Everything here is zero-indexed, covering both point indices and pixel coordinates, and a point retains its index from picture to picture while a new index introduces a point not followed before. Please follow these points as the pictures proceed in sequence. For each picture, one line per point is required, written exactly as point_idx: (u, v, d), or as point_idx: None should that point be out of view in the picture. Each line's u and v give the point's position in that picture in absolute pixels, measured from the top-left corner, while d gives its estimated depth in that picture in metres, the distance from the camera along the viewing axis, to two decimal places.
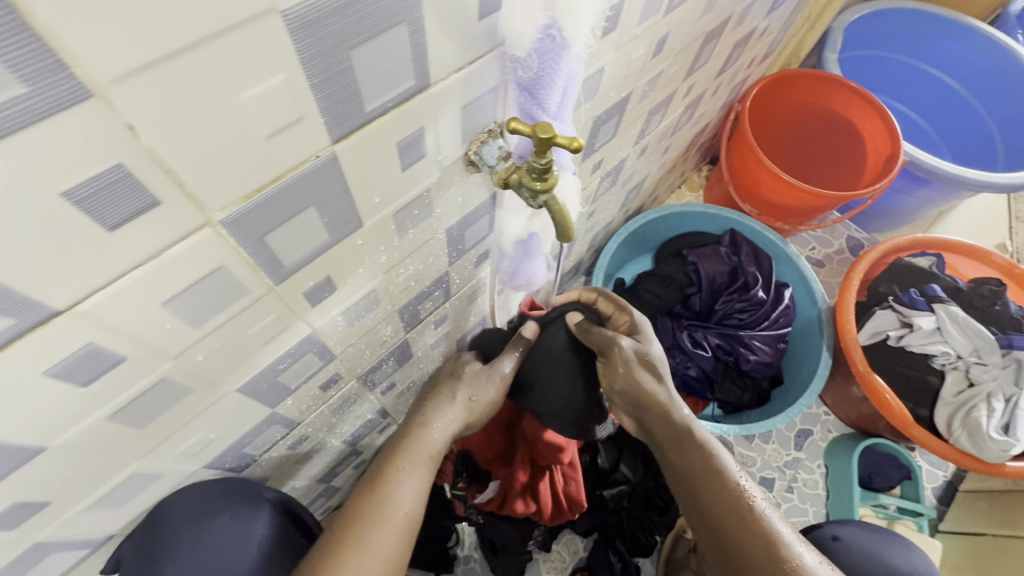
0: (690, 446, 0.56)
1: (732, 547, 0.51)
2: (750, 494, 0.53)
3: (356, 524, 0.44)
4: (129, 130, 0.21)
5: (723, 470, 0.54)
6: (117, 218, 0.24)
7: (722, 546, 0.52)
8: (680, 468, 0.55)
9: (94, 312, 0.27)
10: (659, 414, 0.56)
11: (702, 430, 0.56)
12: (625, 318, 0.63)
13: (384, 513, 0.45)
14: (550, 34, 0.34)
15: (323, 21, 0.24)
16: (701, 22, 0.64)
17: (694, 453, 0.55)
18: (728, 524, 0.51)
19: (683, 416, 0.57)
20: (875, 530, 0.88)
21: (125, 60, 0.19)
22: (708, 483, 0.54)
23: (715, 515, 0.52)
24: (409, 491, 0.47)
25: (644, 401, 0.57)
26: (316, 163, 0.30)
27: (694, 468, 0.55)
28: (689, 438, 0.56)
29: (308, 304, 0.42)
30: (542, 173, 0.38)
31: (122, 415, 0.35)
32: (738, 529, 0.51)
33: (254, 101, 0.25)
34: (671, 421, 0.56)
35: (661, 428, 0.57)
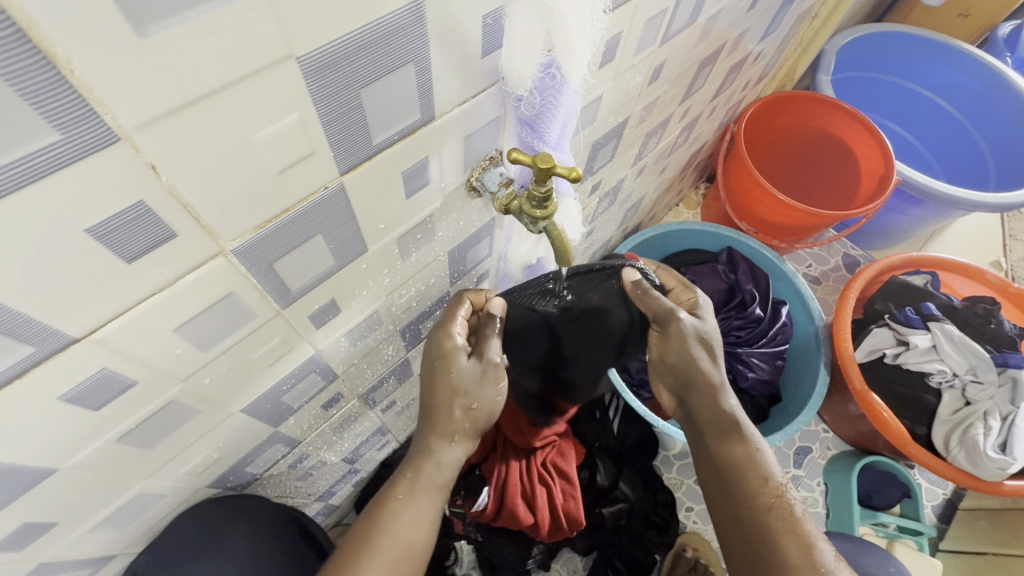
0: (732, 436, 0.53)
1: (759, 544, 0.48)
2: (787, 493, 0.51)
3: (354, 555, 0.44)
4: (152, 169, 0.23)
5: (764, 467, 0.51)
6: (134, 251, 0.25)
7: (747, 542, 0.49)
8: (717, 455, 0.53)
9: (109, 340, 0.28)
10: (707, 396, 0.55)
11: (748, 423, 0.54)
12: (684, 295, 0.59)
13: (383, 544, 0.44)
14: (550, 72, 0.36)
15: (336, 65, 0.26)
16: (697, 49, 0.66)
17: (732, 445, 0.53)
18: (758, 520, 0.49)
19: (731, 405, 0.55)
20: (849, 540, 0.89)
21: (150, 107, 0.21)
22: (744, 476, 0.51)
23: (748, 508, 0.50)
24: (416, 513, 0.46)
25: (694, 381, 0.55)
26: (325, 194, 0.32)
27: (732, 458, 0.52)
28: (735, 429, 0.53)
29: (314, 326, 0.43)
30: (542, 202, 0.40)
31: (129, 437, 0.35)
32: (769, 526, 0.48)
33: (268, 139, 0.26)
34: (715, 408, 0.54)
35: (704, 413, 0.55)
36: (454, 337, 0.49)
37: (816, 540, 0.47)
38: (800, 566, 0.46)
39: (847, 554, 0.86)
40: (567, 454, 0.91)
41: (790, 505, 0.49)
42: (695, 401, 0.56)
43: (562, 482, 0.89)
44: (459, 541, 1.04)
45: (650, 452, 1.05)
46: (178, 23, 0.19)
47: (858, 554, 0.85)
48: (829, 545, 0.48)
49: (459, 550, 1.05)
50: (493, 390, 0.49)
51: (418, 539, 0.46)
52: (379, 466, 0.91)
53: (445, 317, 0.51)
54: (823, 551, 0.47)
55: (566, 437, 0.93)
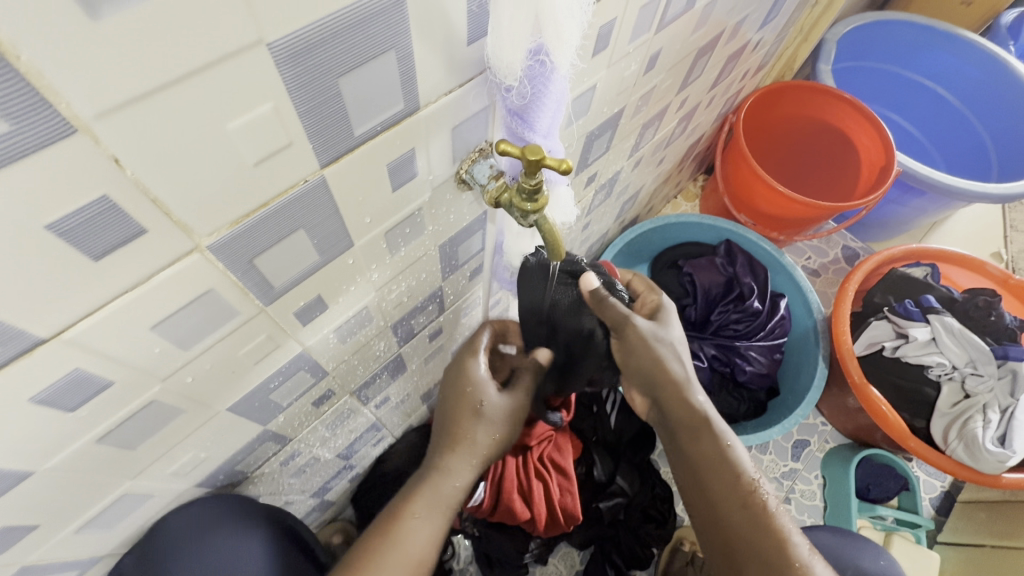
0: (705, 436, 0.53)
1: (738, 542, 0.49)
2: (761, 487, 0.51)
3: (367, 561, 0.45)
4: (115, 162, 0.22)
5: (737, 465, 0.52)
6: (103, 247, 0.24)
7: (725, 539, 0.50)
8: (691, 456, 0.53)
9: (81, 339, 0.27)
10: (674, 399, 0.54)
11: (720, 420, 0.53)
12: (653, 296, 0.60)
13: (396, 556, 0.46)
14: (539, 59, 0.34)
15: (310, 51, 0.25)
16: (694, 37, 0.65)
17: (705, 445, 0.52)
18: (736, 520, 0.50)
19: (701, 403, 0.54)
20: (845, 534, 0.88)
21: (109, 95, 0.20)
22: (718, 475, 0.51)
23: (724, 508, 0.50)
24: (425, 533, 0.48)
25: (658, 388, 0.54)
26: (305, 187, 0.31)
27: (706, 459, 0.52)
28: (705, 428, 0.53)
29: (300, 323, 0.42)
30: (532, 194, 0.38)
31: (109, 438, 0.35)
32: (746, 525, 0.49)
33: (240, 130, 0.25)
34: (687, 406, 0.54)
35: (674, 412, 0.54)
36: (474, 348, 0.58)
37: (790, 534, 0.48)
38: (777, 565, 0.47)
39: (840, 547, 0.85)
40: (564, 449, 0.90)
41: (764, 502, 0.50)
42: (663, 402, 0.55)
43: (559, 477, 0.88)
44: (456, 536, 1.04)
45: (648, 446, 1.04)
46: (133, 5, 0.18)
47: (850, 547, 0.85)
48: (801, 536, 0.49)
49: (456, 545, 1.04)
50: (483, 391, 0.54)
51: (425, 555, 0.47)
52: (375, 462, 0.90)
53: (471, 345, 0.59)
54: (797, 545, 0.48)
55: (562, 432, 0.92)
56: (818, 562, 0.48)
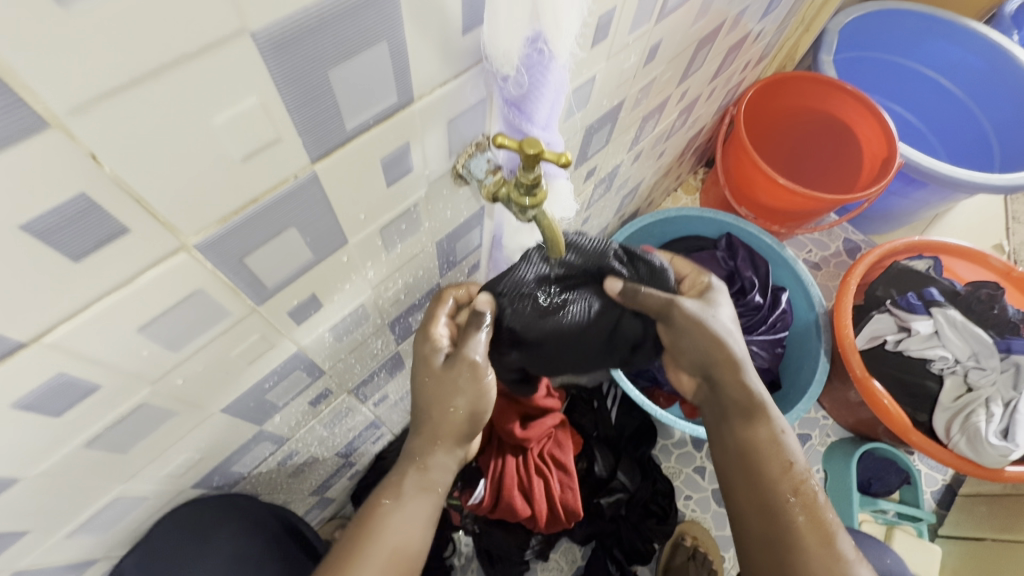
0: (759, 422, 0.52)
1: (785, 529, 0.49)
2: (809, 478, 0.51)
3: (343, 563, 0.44)
4: (92, 159, 0.21)
5: (789, 454, 0.51)
6: (83, 248, 0.23)
7: (772, 524, 0.50)
8: (743, 440, 0.52)
9: (64, 343, 0.26)
10: (733, 380, 0.51)
11: (775, 407, 0.52)
12: (700, 280, 0.55)
13: (372, 552, 0.44)
14: (537, 48, 0.33)
15: (298, 42, 0.24)
16: (695, 27, 0.63)
17: (759, 432, 0.51)
18: (785, 509, 0.50)
19: (758, 388, 0.52)
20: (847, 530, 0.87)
21: (83, 89, 0.19)
22: (771, 462, 0.51)
23: (774, 494, 0.50)
24: (405, 518, 0.46)
25: (711, 360, 0.51)
26: (296, 183, 0.30)
27: (760, 444, 0.51)
28: (762, 414, 0.52)
29: (294, 322, 0.41)
30: (530, 189, 0.37)
31: (98, 442, 0.34)
32: (795, 514, 0.49)
33: (225, 125, 0.24)
34: (744, 393, 0.52)
35: (732, 396, 0.52)
36: (433, 339, 0.48)
37: (836, 526, 0.49)
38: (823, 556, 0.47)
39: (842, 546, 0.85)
40: (565, 445, 0.90)
41: (813, 493, 0.50)
42: (720, 383, 0.52)
43: (559, 473, 0.88)
44: (456, 533, 1.03)
45: (648, 441, 1.04)
46: None
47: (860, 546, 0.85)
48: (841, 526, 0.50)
49: (457, 541, 1.04)
50: (473, 383, 0.46)
51: (409, 544, 0.45)
52: (374, 460, 0.90)
53: (428, 317, 0.50)
54: (840, 536, 0.49)
55: (563, 427, 0.92)
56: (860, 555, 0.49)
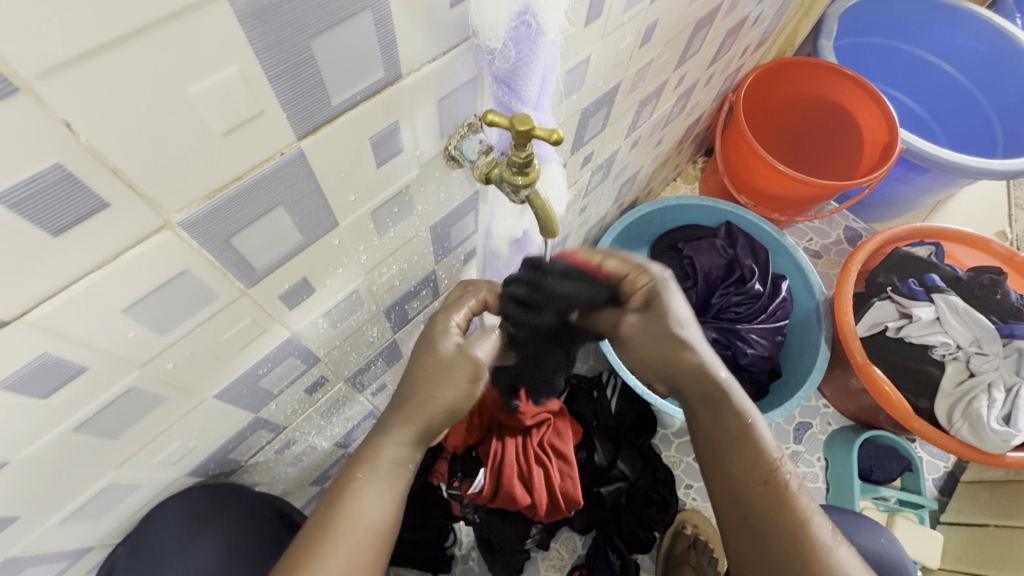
0: (726, 412, 0.51)
1: (756, 520, 0.48)
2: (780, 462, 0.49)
3: (314, 543, 0.42)
4: (67, 128, 0.20)
5: (760, 443, 0.50)
6: (62, 222, 0.23)
7: (744, 515, 0.48)
8: (711, 431, 0.52)
9: (46, 322, 0.26)
10: (690, 376, 0.52)
11: (742, 396, 0.51)
12: (643, 275, 0.54)
13: (343, 532, 0.42)
14: (524, 21, 0.32)
15: (278, 9, 0.23)
16: (692, 8, 0.63)
17: (729, 422, 0.51)
18: (759, 500, 0.48)
19: (722, 379, 0.51)
20: (847, 514, 0.86)
21: (53, 53, 0.18)
22: (740, 451, 0.50)
23: (743, 485, 0.49)
24: (374, 500, 0.44)
25: (673, 369, 0.52)
26: (282, 160, 0.29)
27: (727, 433, 0.51)
28: (727, 404, 0.51)
29: (286, 307, 0.40)
30: (523, 167, 0.37)
31: (88, 427, 0.34)
32: (766, 503, 0.48)
33: (204, 95, 0.23)
34: (707, 383, 0.51)
35: (694, 389, 0.52)
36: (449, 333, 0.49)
37: (810, 513, 0.47)
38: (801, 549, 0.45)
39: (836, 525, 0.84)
40: (564, 433, 0.90)
41: (786, 481, 0.48)
42: (680, 381, 0.53)
43: (559, 462, 0.88)
44: (457, 523, 1.04)
45: (648, 430, 1.04)
46: None
47: (852, 527, 0.84)
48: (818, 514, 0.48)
49: (458, 532, 1.04)
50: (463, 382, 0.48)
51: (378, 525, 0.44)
52: None
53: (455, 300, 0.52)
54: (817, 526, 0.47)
55: (563, 417, 0.92)
56: (841, 544, 0.46)
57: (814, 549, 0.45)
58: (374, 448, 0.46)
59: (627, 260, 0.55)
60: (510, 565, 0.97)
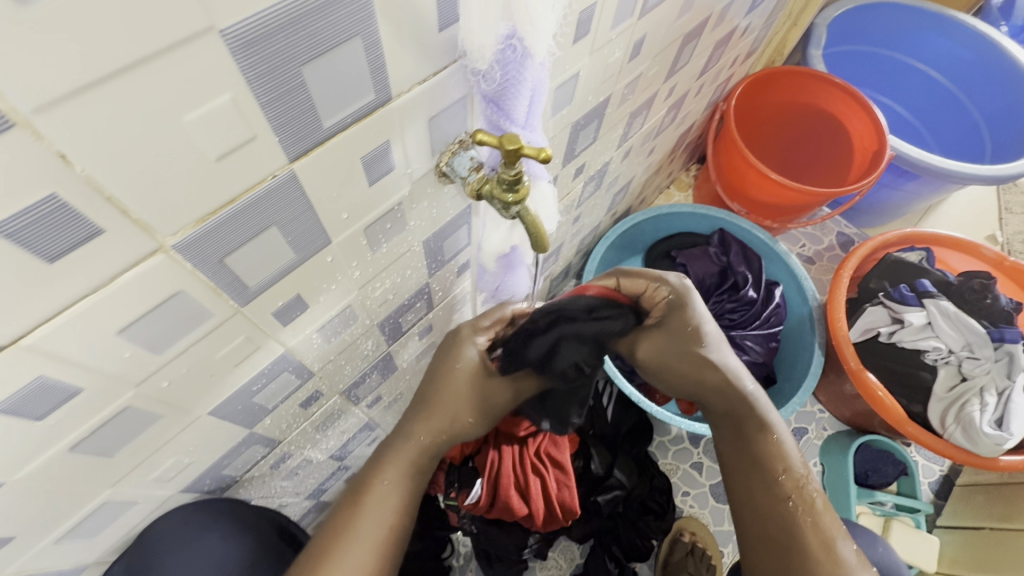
0: (750, 426, 0.54)
1: (777, 532, 0.50)
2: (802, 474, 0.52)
3: (335, 539, 0.43)
4: (62, 159, 0.21)
5: (785, 458, 0.53)
6: (57, 249, 0.23)
7: (765, 527, 0.50)
8: (737, 444, 0.55)
9: (42, 345, 0.26)
10: (717, 392, 0.56)
11: (767, 412, 0.55)
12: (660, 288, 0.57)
13: (364, 529, 0.43)
14: (511, 45, 0.33)
15: (268, 39, 0.24)
16: (680, 22, 0.64)
17: (754, 435, 0.54)
18: (787, 513, 0.50)
19: (748, 392, 0.55)
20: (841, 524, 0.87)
21: (48, 89, 0.19)
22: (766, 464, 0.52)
23: (767, 496, 0.51)
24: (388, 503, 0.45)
25: (698, 385, 0.56)
26: (274, 182, 0.30)
27: (752, 446, 0.54)
28: (753, 419, 0.54)
29: (280, 323, 0.41)
30: (512, 184, 0.37)
31: (83, 446, 0.34)
32: (787, 515, 0.50)
33: (197, 123, 0.24)
34: (733, 398, 0.55)
35: (720, 404, 0.56)
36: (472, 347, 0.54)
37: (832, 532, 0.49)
38: (823, 562, 0.47)
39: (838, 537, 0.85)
40: (561, 442, 0.89)
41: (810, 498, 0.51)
42: (706, 396, 0.57)
43: (556, 471, 0.88)
44: (455, 534, 1.04)
45: (644, 440, 1.05)
46: None
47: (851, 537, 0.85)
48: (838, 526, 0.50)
49: (455, 542, 1.04)
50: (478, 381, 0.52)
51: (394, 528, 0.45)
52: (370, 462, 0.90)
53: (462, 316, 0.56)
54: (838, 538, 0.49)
55: None
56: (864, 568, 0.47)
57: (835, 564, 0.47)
58: None
59: (640, 275, 0.57)
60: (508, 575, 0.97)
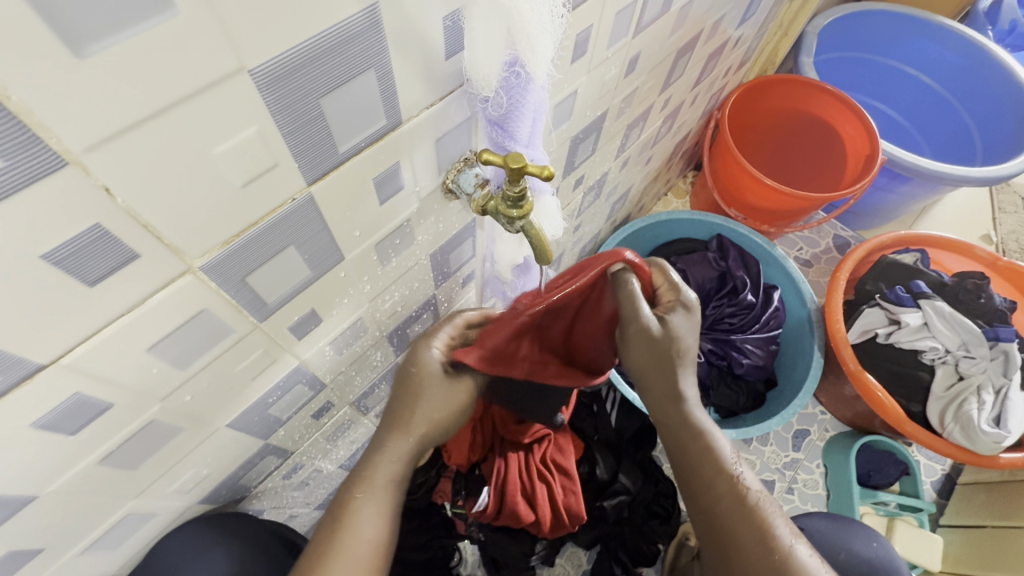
0: (684, 436, 0.52)
1: (724, 537, 0.50)
2: (745, 481, 0.51)
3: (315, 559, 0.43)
4: (106, 192, 0.22)
5: (723, 464, 0.51)
6: (98, 273, 0.25)
7: (714, 529, 0.51)
8: (681, 452, 0.53)
9: (78, 364, 0.28)
10: (661, 403, 0.52)
11: (701, 415, 0.52)
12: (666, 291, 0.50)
13: (346, 544, 0.44)
14: (514, 71, 0.35)
15: (292, 76, 0.25)
16: (673, 38, 0.66)
17: (689, 441, 0.52)
18: (728, 528, 0.50)
19: (688, 403, 0.52)
20: (837, 518, 0.88)
21: (96, 130, 0.20)
22: (704, 472, 0.51)
23: (707, 500, 0.51)
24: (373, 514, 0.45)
25: (647, 388, 0.52)
26: (293, 205, 0.31)
27: (692, 456, 0.52)
28: (692, 427, 0.52)
29: (295, 337, 0.42)
30: (517, 201, 0.39)
31: (111, 459, 0.35)
32: (728, 517, 0.50)
33: (226, 154, 0.26)
34: (671, 411, 0.52)
35: (658, 413, 0.53)
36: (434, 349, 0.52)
37: (771, 522, 0.49)
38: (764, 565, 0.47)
39: (835, 534, 0.85)
40: (565, 449, 0.91)
41: (747, 494, 0.50)
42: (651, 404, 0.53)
43: (561, 477, 0.89)
44: (462, 542, 1.04)
45: (648, 443, 1.04)
46: (117, 42, 0.19)
47: (842, 533, 0.85)
48: (787, 525, 0.49)
49: (463, 551, 1.05)
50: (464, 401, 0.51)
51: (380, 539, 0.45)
52: None
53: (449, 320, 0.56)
54: (784, 535, 0.49)
55: (563, 432, 0.93)
56: (802, 544, 0.49)
57: (781, 564, 0.47)
58: (374, 463, 0.48)
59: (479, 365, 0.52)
60: None
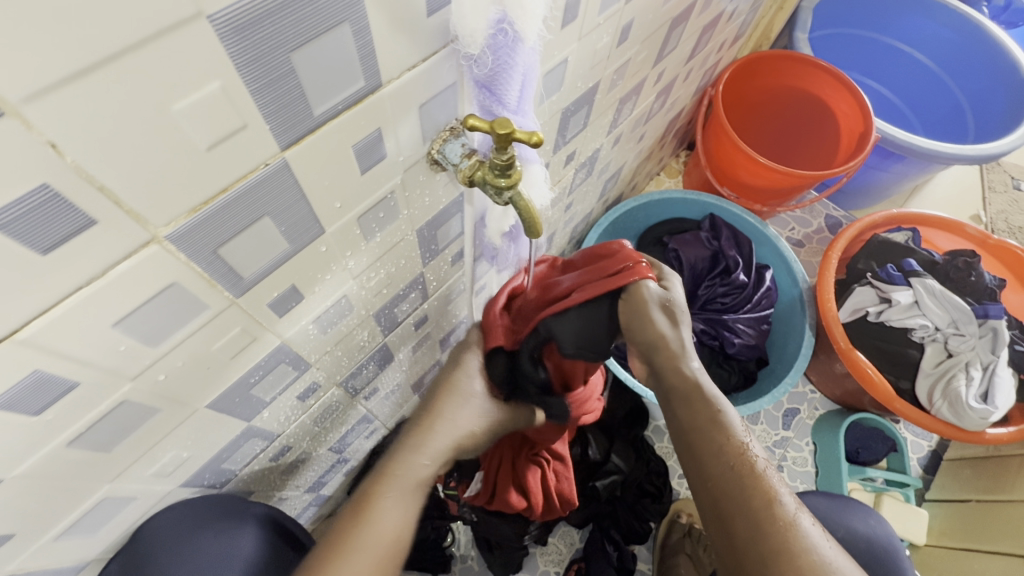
0: (696, 400, 0.52)
1: (726, 503, 0.46)
2: (751, 450, 0.49)
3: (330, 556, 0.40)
4: (52, 148, 0.21)
5: (727, 430, 0.50)
6: (51, 240, 0.23)
7: (715, 497, 0.47)
8: (686, 419, 0.52)
9: (36, 339, 0.26)
10: (669, 362, 0.52)
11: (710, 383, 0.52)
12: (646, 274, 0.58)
13: (366, 538, 0.41)
14: (501, 29, 0.33)
15: (258, 24, 0.23)
16: (667, 7, 0.64)
17: (699, 406, 0.51)
18: (728, 490, 0.46)
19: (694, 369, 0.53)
20: (834, 498, 0.88)
21: (35, 77, 0.18)
22: (707, 435, 0.50)
23: (708, 463, 0.48)
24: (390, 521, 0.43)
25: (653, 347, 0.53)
26: (266, 171, 0.29)
27: (696, 420, 0.51)
28: (701, 395, 0.52)
29: (276, 315, 0.41)
30: (505, 169, 0.37)
31: (81, 441, 0.34)
32: (731, 475, 0.47)
33: (188, 111, 0.24)
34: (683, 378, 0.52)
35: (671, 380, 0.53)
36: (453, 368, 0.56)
37: (776, 490, 0.46)
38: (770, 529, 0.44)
39: (831, 511, 0.86)
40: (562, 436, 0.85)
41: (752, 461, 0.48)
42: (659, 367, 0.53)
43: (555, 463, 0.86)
44: (455, 523, 1.05)
45: (641, 423, 1.05)
46: None
47: (843, 510, 0.86)
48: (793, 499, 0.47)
49: (456, 531, 1.06)
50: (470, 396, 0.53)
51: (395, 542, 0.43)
52: (370, 454, 0.90)
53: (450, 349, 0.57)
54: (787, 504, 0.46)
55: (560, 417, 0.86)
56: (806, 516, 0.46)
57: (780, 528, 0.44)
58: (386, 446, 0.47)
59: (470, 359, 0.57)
60: (508, 560, 0.99)
